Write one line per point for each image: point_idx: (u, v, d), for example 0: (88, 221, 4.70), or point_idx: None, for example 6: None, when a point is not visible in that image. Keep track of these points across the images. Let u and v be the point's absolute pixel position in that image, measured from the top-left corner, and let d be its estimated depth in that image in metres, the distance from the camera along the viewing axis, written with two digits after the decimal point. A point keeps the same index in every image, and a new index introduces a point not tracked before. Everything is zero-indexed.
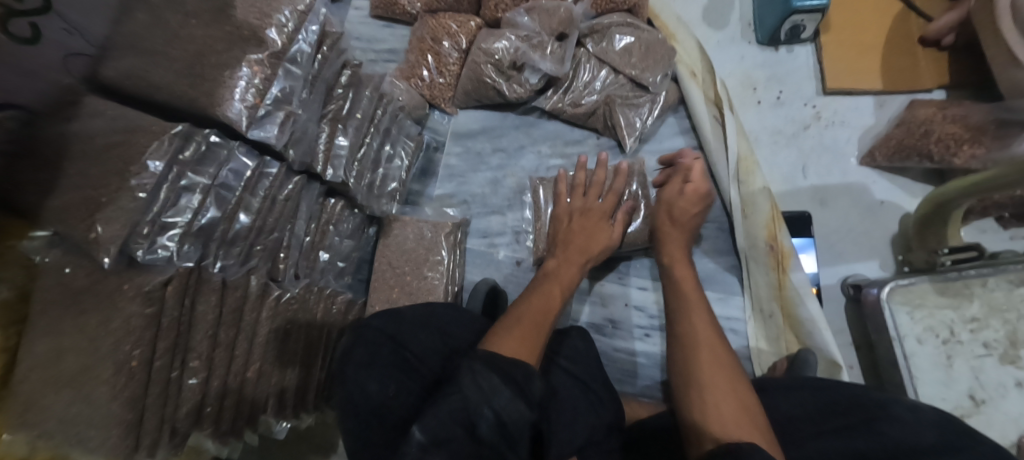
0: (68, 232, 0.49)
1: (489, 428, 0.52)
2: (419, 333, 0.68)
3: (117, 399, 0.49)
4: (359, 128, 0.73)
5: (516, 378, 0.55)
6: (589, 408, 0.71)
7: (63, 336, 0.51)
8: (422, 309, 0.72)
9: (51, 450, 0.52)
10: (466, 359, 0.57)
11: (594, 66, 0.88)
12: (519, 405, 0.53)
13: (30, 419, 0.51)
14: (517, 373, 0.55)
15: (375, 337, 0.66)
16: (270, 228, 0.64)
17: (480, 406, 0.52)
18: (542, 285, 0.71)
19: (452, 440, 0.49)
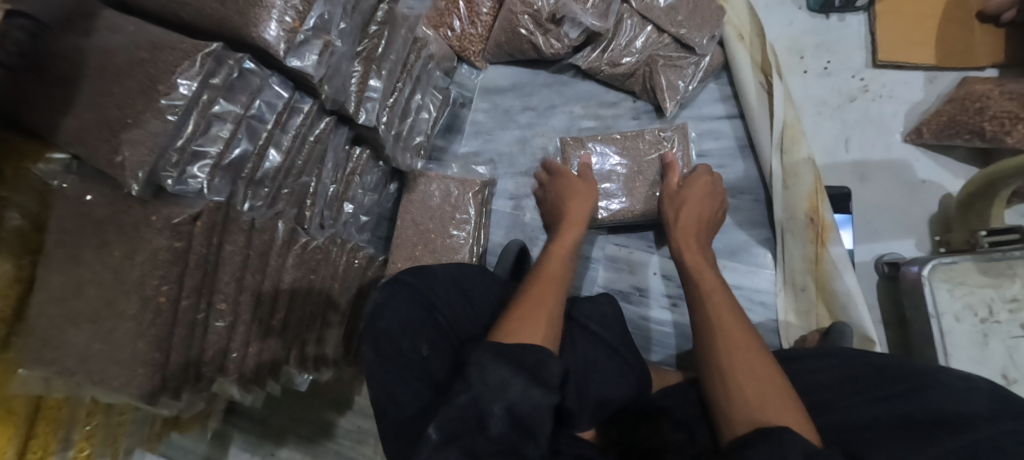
0: (87, 155, 0.45)
1: (502, 424, 0.45)
2: (451, 295, 0.66)
3: (144, 337, 0.46)
4: (392, 71, 0.69)
5: (527, 365, 0.51)
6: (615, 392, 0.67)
7: (81, 267, 0.46)
8: (453, 270, 0.69)
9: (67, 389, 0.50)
10: (475, 351, 0.52)
11: (636, 24, 0.84)
12: (534, 395, 0.48)
13: (47, 356, 0.47)
14: (535, 366, 0.51)
15: (410, 294, 0.63)
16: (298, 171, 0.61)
17: (491, 401, 0.46)
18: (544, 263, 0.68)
19: (466, 436, 0.44)
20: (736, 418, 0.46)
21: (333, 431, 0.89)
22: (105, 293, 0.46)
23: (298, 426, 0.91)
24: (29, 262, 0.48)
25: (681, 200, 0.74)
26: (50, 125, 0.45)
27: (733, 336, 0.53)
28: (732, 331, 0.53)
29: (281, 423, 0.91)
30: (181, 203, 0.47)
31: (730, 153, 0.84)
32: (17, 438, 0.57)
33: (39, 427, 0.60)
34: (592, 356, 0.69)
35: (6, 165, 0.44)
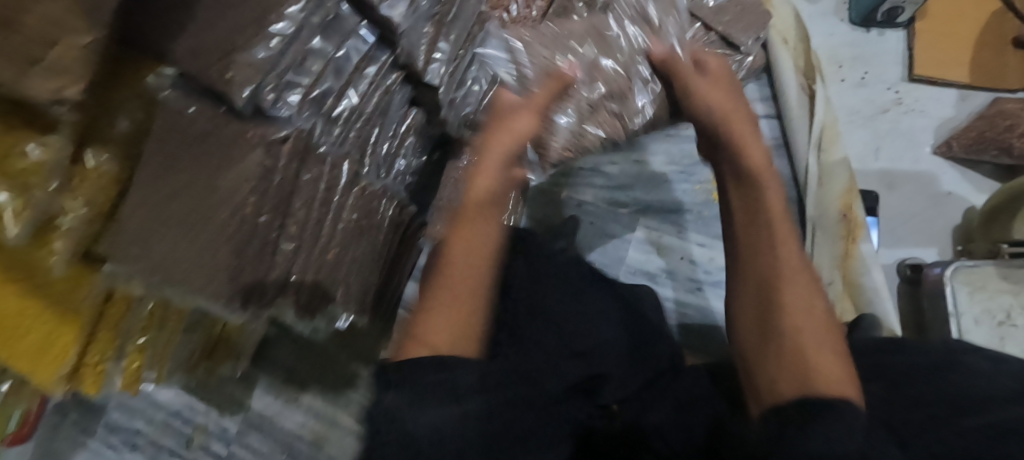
0: (193, 72, 0.48)
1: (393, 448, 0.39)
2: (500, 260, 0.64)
3: (227, 242, 0.50)
4: (459, 38, 0.73)
5: (450, 368, 0.42)
6: (626, 385, 0.61)
7: (175, 174, 0.50)
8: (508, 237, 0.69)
9: (147, 287, 0.54)
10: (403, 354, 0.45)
11: (686, 20, 0.84)
12: (450, 408, 0.40)
13: (133, 253, 0.51)
14: (450, 381, 0.41)
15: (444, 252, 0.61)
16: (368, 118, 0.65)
17: (388, 420, 0.40)
18: (447, 247, 0.61)
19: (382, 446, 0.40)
20: (786, 396, 0.44)
21: (357, 382, 0.94)
22: (196, 200, 0.50)
23: (322, 375, 0.94)
24: (125, 164, 0.51)
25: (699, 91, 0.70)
26: (149, 43, 0.46)
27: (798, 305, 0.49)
28: (802, 316, 0.48)
29: (306, 371, 0.95)
30: (273, 126, 0.51)
31: (765, 151, 0.88)
32: (80, 341, 0.61)
33: (100, 335, 0.63)
34: (604, 344, 0.65)
35: (120, 70, 0.47)
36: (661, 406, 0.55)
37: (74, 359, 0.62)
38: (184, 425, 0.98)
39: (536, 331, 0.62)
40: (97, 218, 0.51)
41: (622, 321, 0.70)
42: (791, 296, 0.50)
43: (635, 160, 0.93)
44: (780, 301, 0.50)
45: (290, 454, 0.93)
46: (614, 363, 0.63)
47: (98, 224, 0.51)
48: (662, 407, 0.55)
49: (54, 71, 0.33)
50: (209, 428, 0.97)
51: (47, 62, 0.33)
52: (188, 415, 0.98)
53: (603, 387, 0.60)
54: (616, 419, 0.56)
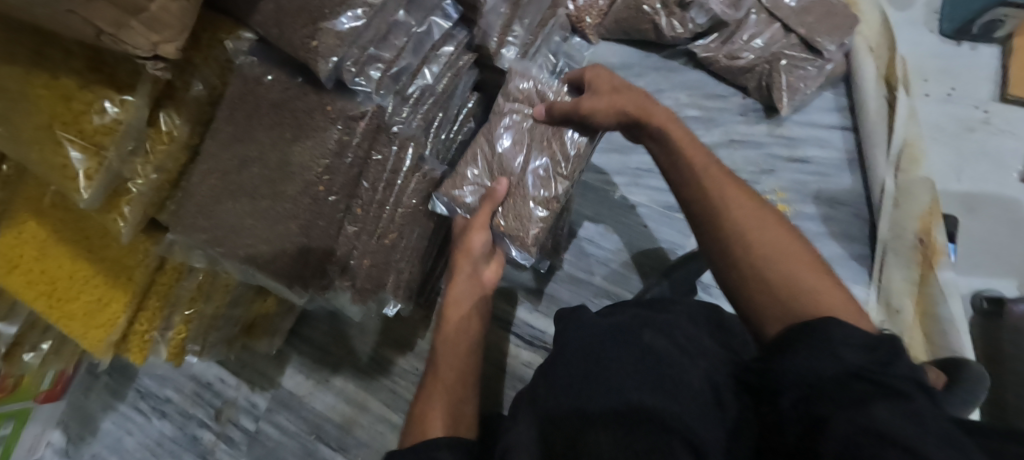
0: (277, 37, 0.45)
1: None
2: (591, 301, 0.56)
3: (296, 219, 0.48)
4: (532, 22, 0.70)
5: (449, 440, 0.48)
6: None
7: (250, 145, 0.48)
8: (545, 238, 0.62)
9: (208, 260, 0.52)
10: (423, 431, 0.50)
11: (762, 21, 0.83)
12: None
13: (196, 222, 0.48)
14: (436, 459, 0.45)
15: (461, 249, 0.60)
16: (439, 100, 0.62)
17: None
18: (440, 321, 0.64)
19: None
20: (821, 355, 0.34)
21: (390, 370, 0.91)
22: (272, 172, 0.48)
23: (355, 359, 0.93)
24: (197, 131, 0.48)
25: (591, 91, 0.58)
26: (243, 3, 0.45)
27: (785, 250, 0.40)
28: (814, 287, 0.39)
29: (340, 353, 0.94)
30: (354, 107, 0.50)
31: (836, 164, 0.84)
32: (130, 308, 0.61)
33: (149, 303, 0.63)
34: (616, 397, 0.44)
35: (201, 33, 0.45)
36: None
37: (122, 325, 0.61)
38: (214, 397, 0.98)
39: (570, 371, 0.49)
40: (167, 186, 0.48)
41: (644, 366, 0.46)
42: (799, 279, 0.39)
43: None
44: (798, 285, 0.39)
45: (318, 435, 0.92)
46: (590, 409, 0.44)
47: (165, 194, 0.49)
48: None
49: (151, 25, 0.30)
50: (238, 403, 0.96)
51: (145, 14, 0.30)
52: (219, 388, 0.97)
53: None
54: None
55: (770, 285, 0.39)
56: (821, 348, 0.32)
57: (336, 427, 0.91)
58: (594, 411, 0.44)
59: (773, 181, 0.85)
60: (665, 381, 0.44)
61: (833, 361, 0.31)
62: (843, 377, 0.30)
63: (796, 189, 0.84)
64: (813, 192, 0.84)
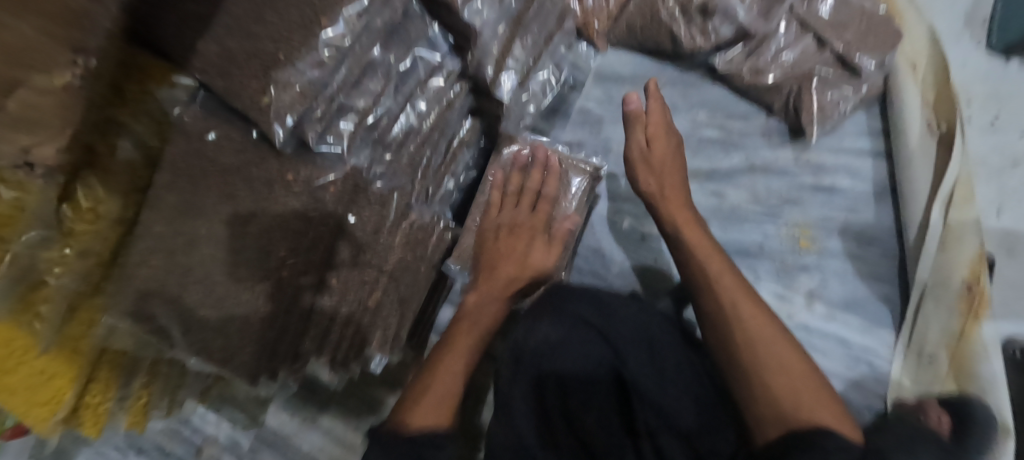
0: (226, 91, 0.37)
1: None
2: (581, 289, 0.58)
3: (258, 310, 0.42)
4: (534, 41, 0.61)
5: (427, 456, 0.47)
6: (581, 385, 0.53)
7: (196, 221, 0.40)
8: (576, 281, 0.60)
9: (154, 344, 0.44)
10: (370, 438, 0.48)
11: (794, 31, 0.75)
12: None
13: (143, 310, 0.40)
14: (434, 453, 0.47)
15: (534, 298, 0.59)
16: (429, 140, 0.54)
17: None
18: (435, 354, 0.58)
19: None
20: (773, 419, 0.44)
21: (381, 410, 0.86)
22: (232, 261, 0.41)
23: (344, 397, 0.88)
24: (132, 200, 0.40)
25: (550, 171, 0.67)
26: (174, 46, 0.36)
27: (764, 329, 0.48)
28: (788, 357, 0.47)
29: (326, 391, 0.88)
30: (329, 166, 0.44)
31: (866, 195, 0.77)
32: (78, 382, 0.53)
33: (100, 375, 0.55)
34: (582, 337, 0.54)
35: (127, 82, 0.37)
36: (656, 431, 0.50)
37: (71, 400, 0.53)
38: (192, 435, 0.92)
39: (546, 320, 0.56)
40: (97, 267, 0.40)
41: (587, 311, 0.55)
42: (777, 359, 0.47)
43: (712, 191, 0.80)
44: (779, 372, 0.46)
45: None
46: (543, 329, 0.55)
47: (95, 277, 0.41)
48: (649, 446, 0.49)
49: (25, 121, 0.26)
50: (220, 440, 0.91)
51: None
52: (197, 424, 0.92)
53: (543, 392, 0.54)
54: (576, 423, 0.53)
55: (754, 359, 0.47)
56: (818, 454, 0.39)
57: None
58: (548, 333, 0.54)
59: (796, 214, 0.77)
60: (608, 328, 0.54)
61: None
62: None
63: (822, 220, 0.77)
64: (839, 226, 0.76)
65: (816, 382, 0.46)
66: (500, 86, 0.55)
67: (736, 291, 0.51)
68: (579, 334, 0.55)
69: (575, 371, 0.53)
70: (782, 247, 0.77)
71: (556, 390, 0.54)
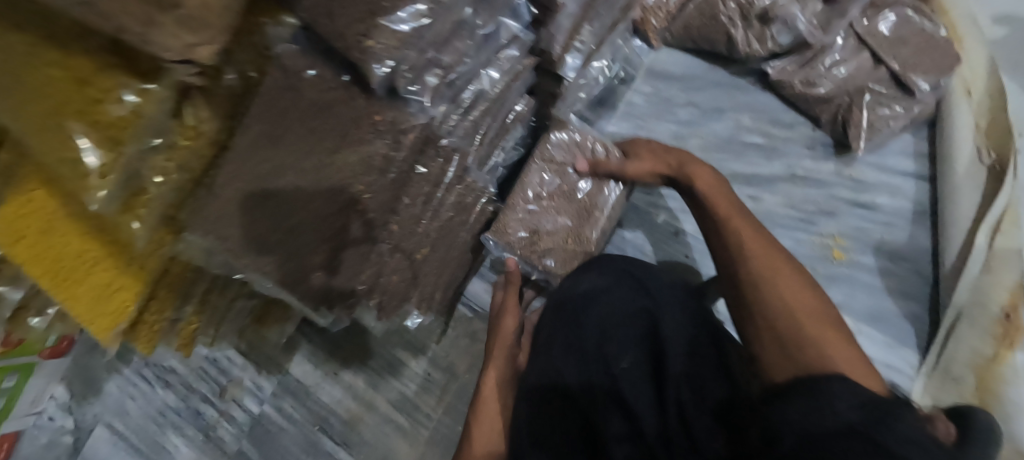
0: (329, 31, 0.39)
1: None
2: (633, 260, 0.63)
3: (331, 239, 0.45)
4: (601, 26, 0.63)
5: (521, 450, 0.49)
6: (617, 332, 0.54)
7: (283, 152, 0.43)
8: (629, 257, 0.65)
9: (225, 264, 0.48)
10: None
11: (851, 46, 0.76)
12: None
13: (225, 227, 0.44)
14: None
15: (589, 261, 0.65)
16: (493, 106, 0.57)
17: None
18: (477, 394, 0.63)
19: None
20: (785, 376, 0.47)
21: (402, 372, 0.89)
22: (310, 187, 0.44)
23: (368, 355, 0.91)
24: (228, 126, 0.43)
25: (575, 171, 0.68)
26: None
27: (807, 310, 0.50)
28: (839, 346, 0.48)
29: (350, 346, 0.91)
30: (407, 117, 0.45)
31: (903, 215, 0.78)
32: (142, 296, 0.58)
33: (160, 294, 0.59)
34: (623, 296, 0.58)
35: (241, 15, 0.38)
36: (680, 386, 0.48)
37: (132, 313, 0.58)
38: (220, 375, 0.96)
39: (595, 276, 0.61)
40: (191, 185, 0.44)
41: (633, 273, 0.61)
42: (823, 343, 0.48)
43: (750, 195, 0.81)
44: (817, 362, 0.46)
45: (321, 427, 0.91)
46: (591, 277, 0.61)
47: (186, 194, 0.45)
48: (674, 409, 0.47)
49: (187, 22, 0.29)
50: (244, 384, 0.95)
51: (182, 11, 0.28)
52: (226, 366, 0.96)
53: (579, 335, 0.56)
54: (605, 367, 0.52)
55: (793, 330, 0.49)
56: (821, 401, 0.37)
57: (340, 421, 0.90)
58: (596, 280, 0.60)
59: (831, 225, 0.78)
60: (652, 287, 0.58)
61: (834, 415, 0.35)
62: (842, 431, 0.34)
63: (856, 234, 0.78)
64: (873, 242, 0.77)
65: (854, 353, 0.47)
66: (565, 64, 0.59)
67: (786, 278, 0.52)
68: (622, 291, 0.59)
69: (609, 318, 0.56)
70: (813, 256, 0.78)
71: (590, 337, 0.55)
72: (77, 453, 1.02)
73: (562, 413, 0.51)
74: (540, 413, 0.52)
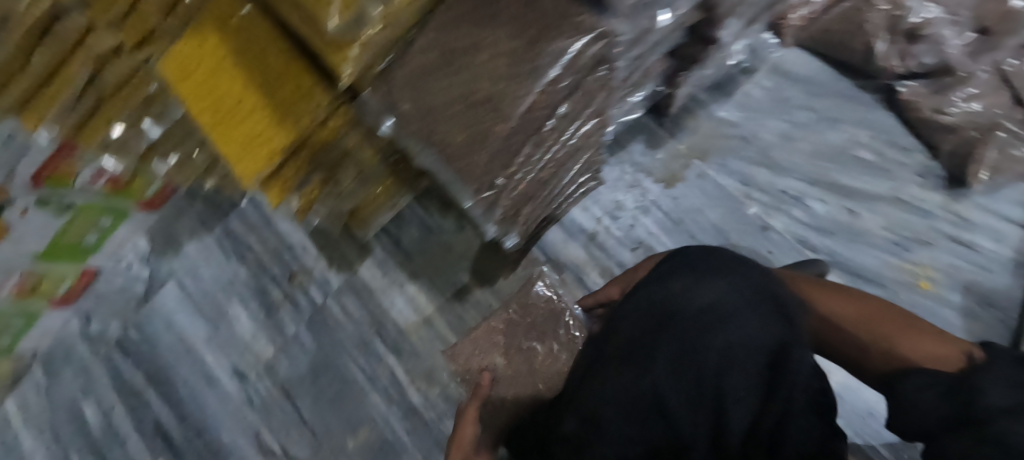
0: None
1: None
2: (757, 276, 0.53)
3: (506, 121, 0.45)
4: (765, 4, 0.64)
5: None
6: (743, 357, 0.46)
7: (488, 31, 0.46)
8: (746, 264, 0.56)
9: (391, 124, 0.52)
10: None
11: (992, 82, 0.75)
12: None
13: (418, 88, 0.49)
14: None
15: (699, 263, 0.56)
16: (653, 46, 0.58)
17: None
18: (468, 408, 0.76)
19: None
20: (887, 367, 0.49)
21: (465, 297, 0.93)
22: (499, 70, 0.46)
23: (435, 274, 0.95)
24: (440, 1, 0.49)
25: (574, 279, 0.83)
26: None
27: (878, 322, 0.53)
28: (915, 339, 0.48)
29: (421, 262, 0.96)
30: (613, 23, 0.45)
31: (1000, 262, 0.78)
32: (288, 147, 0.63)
33: (304, 149, 0.64)
34: (747, 313, 0.49)
35: None
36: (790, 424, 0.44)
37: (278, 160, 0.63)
38: (292, 261, 1.02)
39: (712, 285, 0.52)
40: (397, 43, 0.50)
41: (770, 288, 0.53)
42: (896, 341, 0.50)
43: (848, 207, 0.82)
44: (889, 350, 0.50)
45: (377, 330, 0.95)
46: (716, 285, 0.52)
47: (387, 51, 0.50)
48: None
49: None
50: (313, 274, 1.00)
51: None
52: (299, 254, 1.01)
53: (694, 355, 0.47)
54: (714, 402, 0.45)
55: (864, 343, 0.53)
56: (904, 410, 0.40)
57: (396, 329, 0.94)
58: (718, 289, 0.51)
59: (924, 254, 0.79)
60: (792, 314, 0.50)
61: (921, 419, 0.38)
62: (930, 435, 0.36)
63: (946, 270, 0.78)
64: (963, 281, 0.77)
65: (928, 332, 0.49)
66: (724, 27, 0.61)
67: (838, 302, 0.57)
68: (757, 306, 0.50)
69: (737, 343, 0.47)
70: (898, 280, 0.78)
71: (704, 361, 0.47)
72: (148, 300, 1.10)
73: (644, 424, 0.47)
74: (613, 412, 0.49)
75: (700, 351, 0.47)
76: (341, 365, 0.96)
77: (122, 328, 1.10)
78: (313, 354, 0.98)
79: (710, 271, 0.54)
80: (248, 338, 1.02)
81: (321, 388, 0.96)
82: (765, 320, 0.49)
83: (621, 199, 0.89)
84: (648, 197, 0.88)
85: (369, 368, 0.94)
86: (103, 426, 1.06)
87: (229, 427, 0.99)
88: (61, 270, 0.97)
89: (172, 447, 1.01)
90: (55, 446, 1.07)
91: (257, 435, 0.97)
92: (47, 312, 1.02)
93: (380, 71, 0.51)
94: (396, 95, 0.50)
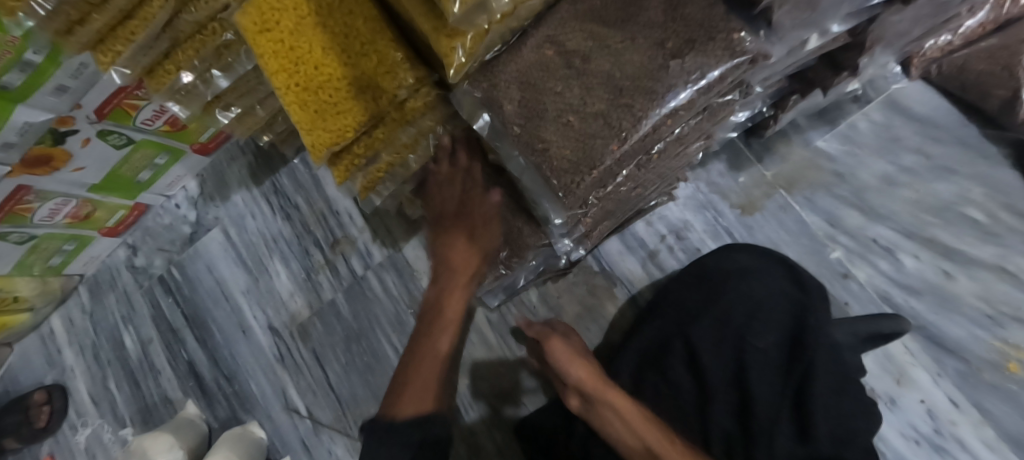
0: None
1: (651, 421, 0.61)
2: (785, 270, 0.67)
3: (619, 140, 0.42)
4: (916, 35, 0.55)
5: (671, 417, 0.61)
6: (766, 311, 0.63)
7: (615, 35, 0.42)
8: (772, 256, 0.69)
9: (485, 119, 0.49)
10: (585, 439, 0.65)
11: None
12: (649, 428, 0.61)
13: (526, 89, 0.45)
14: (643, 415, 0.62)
15: (739, 258, 0.69)
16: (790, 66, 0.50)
17: None
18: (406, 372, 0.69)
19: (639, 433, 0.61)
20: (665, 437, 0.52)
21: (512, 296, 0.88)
22: (626, 80, 0.41)
23: None
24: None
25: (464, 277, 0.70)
26: None
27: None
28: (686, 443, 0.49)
29: None
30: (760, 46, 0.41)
31: None
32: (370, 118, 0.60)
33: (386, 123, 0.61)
34: (775, 288, 0.65)
35: None
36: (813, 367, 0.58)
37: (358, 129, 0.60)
38: (336, 228, 1.00)
39: (740, 261, 0.69)
40: (511, 34, 0.46)
41: (789, 264, 0.68)
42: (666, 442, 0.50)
43: (944, 270, 0.75)
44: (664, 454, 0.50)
45: (413, 311, 0.93)
46: (743, 257, 0.69)
47: (498, 42, 0.46)
48: (787, 422, 0.56)
49: None
50: (357, 244, 0.98)
51: None
52: (346, 221, 0.99)
53: (720, 318, 0.64)
54: (738, 344, 0.61)
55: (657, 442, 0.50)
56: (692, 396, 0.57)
57: None
58: (746, 262, 0.68)
59: (1021, 336, 0.71)
60: (808, 282, 0.66)
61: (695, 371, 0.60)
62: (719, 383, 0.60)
63: None
64: None
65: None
66: (868, 56, 0.53)
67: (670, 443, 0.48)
68: (775, 277, 0.66)
69: (758, 300, 0.64)
70: (984, 358, 0.71)
71: (736, 317, 0.63)
72: (192, 243, 1.10)
73: (677, 381, 0.63)
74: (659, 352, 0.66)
75: (731, 309, 0.64)
76: (373, 338, 0.95)
77: (165, 265, 1.11)
78: (347, 322, 0.97)
79: (749, 269, 0.67)
80: (285, 296, 1.02)
81: (351, 358, 0.95)
82: (788, 297, 0.64)
83: (690, 220, 0.83)
84: (720, 222, 0.81)
85: (401, 348, 0.93)
86: (138, 356, 1.10)
87: (258, 379, 1.01)
88: (114, 202, 1.01)
89: (203, 389, 1.04)
90: (94, 367, 1.12)
91: (283, 391, 0.99)
92: (97, 239, 1.07)
93: (484, 61, 0.48)
94: (499, 91, 0.46)
